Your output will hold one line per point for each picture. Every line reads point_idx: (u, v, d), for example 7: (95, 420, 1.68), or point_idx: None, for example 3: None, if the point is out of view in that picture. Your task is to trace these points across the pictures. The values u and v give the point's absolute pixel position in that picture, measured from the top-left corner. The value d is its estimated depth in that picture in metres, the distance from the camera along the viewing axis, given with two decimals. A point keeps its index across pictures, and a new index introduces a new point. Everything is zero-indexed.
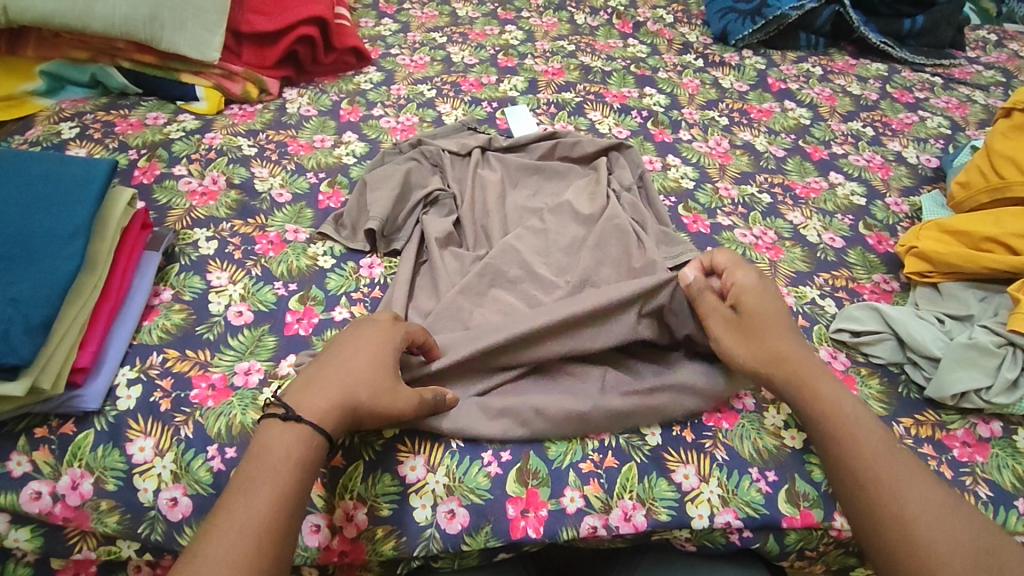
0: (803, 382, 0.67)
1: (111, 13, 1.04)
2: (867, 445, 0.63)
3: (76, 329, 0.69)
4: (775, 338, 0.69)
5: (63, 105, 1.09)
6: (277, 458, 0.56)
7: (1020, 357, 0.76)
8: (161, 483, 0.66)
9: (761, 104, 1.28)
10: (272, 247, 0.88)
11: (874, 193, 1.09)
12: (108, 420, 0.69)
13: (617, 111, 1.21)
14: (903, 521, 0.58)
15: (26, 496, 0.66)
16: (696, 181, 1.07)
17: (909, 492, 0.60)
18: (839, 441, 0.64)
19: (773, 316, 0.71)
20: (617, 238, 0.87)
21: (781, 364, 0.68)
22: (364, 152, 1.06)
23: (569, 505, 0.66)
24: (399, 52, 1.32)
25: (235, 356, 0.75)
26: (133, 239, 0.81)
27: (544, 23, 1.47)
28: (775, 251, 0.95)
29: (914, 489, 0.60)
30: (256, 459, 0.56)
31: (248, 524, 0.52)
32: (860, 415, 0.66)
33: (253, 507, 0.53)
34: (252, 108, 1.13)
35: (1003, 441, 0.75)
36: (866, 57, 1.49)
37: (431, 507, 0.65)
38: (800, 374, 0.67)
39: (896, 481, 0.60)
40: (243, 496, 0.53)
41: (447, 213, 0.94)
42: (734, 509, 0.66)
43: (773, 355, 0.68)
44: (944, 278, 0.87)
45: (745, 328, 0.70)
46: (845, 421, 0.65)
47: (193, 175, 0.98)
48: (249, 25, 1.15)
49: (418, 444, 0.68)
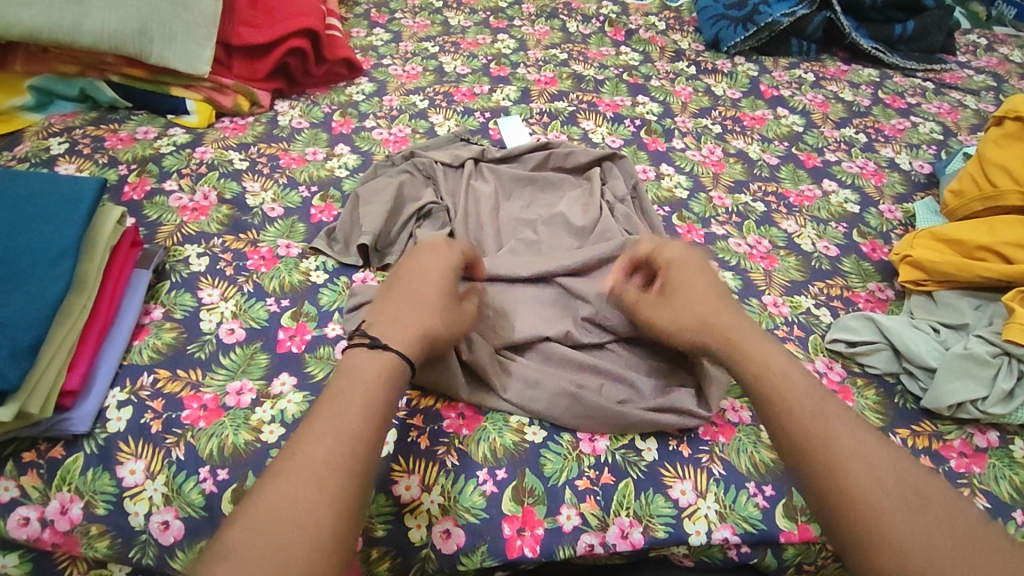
0: (731, 339, 0.67)
1: (100, 28, 1.03)
2: (800, 399, 0.61)
3: (64, 351, 0.68)
4: (701, 299, 0.69)
5: (53, 121, 1.08)
6: (328, 413, 0.56)
7: (1015, 366, 0.76)
8: (152, 506, 0.65)
9: (754, 111, 1.28)
10: (264, 262, 0.87)
11: (868, 200, 1.09)
12: (98, 442, 0.68)
13: (610, 120, 1.21)
14: (837, 469, 0.56)
15: (14, 522, 0.65)
16: (690, 190, 1.07)
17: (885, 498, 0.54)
18: (769, 395, 0.62)
19: (695, 282, 0.71)
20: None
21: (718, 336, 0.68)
22: (356, 165, 1.05)
23: (565, 523, 0.65)
24: (392, 62, 1.31)
25: (227, 375, 0.74)
26: (122, 257, 0.80)
27: (536, 31, 1.47)
28: (770, 260, 0.95)
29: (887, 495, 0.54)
30: (305, 429, 0.55)
31: (294, 482, 0.51)
32: (791, 367, 0.64)
33: (299, 468, 0.52)
34: (244, 121, 1.13)
35: (1000, 451, 0.74)
36: (857, 63, 1.49)
37: (426, 527, 0.64)
38: (727, 333, 0.67)
39: (826, 429, 0.59)
40: (304, 464, 0.52)
41: (441, 226, 0.93)
42: (732, 525, 0.66)
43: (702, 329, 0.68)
44: (938, 287, 0.87)
45: (669, 295, 0.71)
46: (778, 377, 0.63)
47: (184, 190, 0.97)
48: (239, 37, 1.14)
49: (413, 463, 0.67)
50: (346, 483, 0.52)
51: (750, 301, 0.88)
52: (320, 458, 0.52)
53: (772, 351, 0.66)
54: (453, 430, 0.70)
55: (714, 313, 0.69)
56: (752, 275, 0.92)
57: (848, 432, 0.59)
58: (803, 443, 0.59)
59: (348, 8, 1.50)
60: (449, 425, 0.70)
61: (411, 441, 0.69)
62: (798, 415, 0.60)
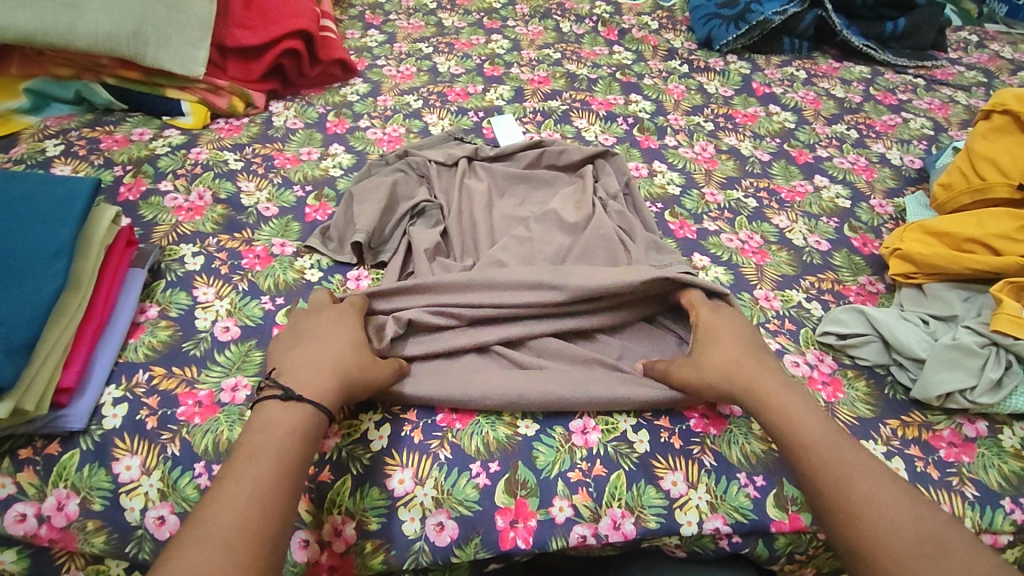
0: (756, 390, 0.68)
1: (94, 30, 1.04)
2: (821, 446, 0.63)
3: (59, 349, 0.69)
4: (732, 355, 0.71)
5: (49, 123, 1.08)
6: (237, 475, 0.57)
7: (1003, 356, 0.77)
8: (148, 502, 0.66)
9: (746, 108, 1.29)
10: (259, 261, 0.88)
11: (859, 195, 1.10)
12: (94, 439, 0.68)
13: (603, 118, 1.22)
14: (855, 516, 0.58)
15: (10, 518, 0.65)
16: (682, 187, 1.07)
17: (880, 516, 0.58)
18: (793, 440, 0.64)
19: (721, 341, 0.73)
20: (603, 249, 0.88)
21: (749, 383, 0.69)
22: (351, 165, 1.06)
23: (558, 514, 0.66)
24: (386, 63, 1.32)
25: (222, 372, 0.75)
26: (118, 257, 0.81)
27: (530, 31, 1.48)
28: (761, 255, 0.96)
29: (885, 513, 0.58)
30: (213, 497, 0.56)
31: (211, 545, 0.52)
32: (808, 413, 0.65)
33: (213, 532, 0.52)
34: (239, 122, 1.14)
35: (989, 441, 0.75)
36: (849, 60, 1.50)
37: (419, 520, 0.65)
38: (751, 387, 0.69)
39: (846, 476, 0.60)
40: (216, 527, 0.53)
41: (434, 224, 0.94)
42: (723, 515, 0.67)
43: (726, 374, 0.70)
44: (929, 280, 0.87)
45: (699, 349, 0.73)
46: (800, 424, 0.65)
47: (179, 191, 0.98)
48: (233, 39, 1.15)
49: (406, 457, 0.68)
50: (261, 546, 0.53)
51: (741, 295, 0.89)
52: (236, 521, 0.53)
53: (797, 399, 0.67)
54: (446, 424, 0.71)
55: (740, 368, 0.70)
56: (743, 270, 0.93)
57: (869, 479, 0.60)
58: (824, 489, 0.61)
59: (342, 10, 1.51)
60: (442, 420, 0.71)
61: (405, 435, 0.69)
62: (821, 459, 0.62)
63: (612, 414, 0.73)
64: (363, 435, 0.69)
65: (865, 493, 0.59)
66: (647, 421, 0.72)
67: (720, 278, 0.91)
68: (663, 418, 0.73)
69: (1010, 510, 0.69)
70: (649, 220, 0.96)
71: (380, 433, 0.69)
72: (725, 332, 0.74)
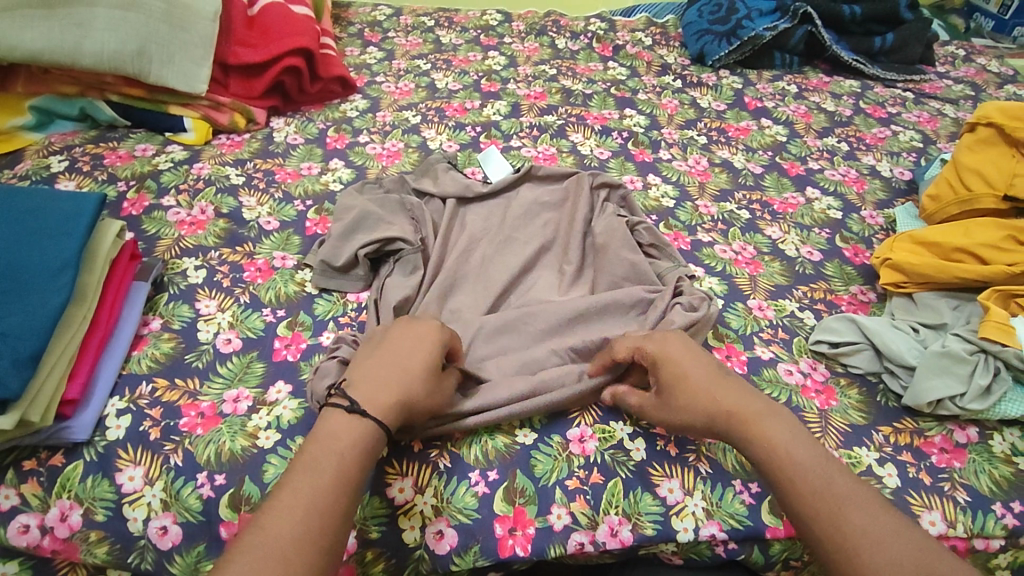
0: (746, 426, 0.63)
1: (100, 49, 1.06)
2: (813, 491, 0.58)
3: (65, 361, 0.70)
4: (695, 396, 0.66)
5: (53, 139, 1.10)
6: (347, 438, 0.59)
7: (992, 363, 0.78)
8: (151, 512, 0.67)
9: (739, 122, 1.32)
10: (260, 274, 0.89)
11: (850, 206, 1.12)
12: (98, 450, 0.69)
13: (598, 132, 1.24)
14: (833, 524, 0.56)
15: (14, 529, 0.66)
16: (676, 200, 1.09)
17: (854, 517, 0.55)
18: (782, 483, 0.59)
19: (704, 364, 0.69)
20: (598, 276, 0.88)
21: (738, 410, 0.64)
22: (350, 179, 1.08)
23: (556, 522, 0.66)
24: (385, 80, 1.35)
25: (224, 384, 0.76)
26: (121, 270, 0.82)
27: (526, 48, 1.51)
28: (755, 265, 0.98)
29: (862, 514, 0.56)
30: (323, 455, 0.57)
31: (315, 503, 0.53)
32: (784, 433, 0.62)
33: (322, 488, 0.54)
34: (240, 138, 1.16)
35: (980, 446, 0.76)
36: (839, 74, 1.53)
37: (419, 528, 0.66)
38: (740, 416, 0.64)
39: (809, 481, 0.58)
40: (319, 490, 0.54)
41: (411, 269, 0.87)
42: (718, 521, 0.67)
43: (704, 407, 0.65)
44: (918, 288, 0.89)
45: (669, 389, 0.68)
46: (793, 467, 0.59)
47: (182, 206, 0.99)
48: (235, 57, 1.17)
49: (406, 466, 0.69)
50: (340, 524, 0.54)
51: (735, 305, 0.90)
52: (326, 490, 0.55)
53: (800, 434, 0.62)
54: (446, 433, 0.72)
55: (726, 402, 0.65)
56: (737, 280, 0.95)
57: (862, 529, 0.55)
58: (794, 494, 0.58)
59: (342, 28, 1.54)
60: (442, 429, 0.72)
61: (404, 445, 0.70)
62: (811, 504, 0.57)
63: (608, 422, 0.74)
64: None
65: (857, 544, 0.54)
66: (644, 429, 0.73)
67: (714, 289, 0.93)
68: (659, 425, 0.74)
69: (1001, 515, 0.70)
70: (648, 235, 0.93)
71: None
72: (689, 357, 0.69)
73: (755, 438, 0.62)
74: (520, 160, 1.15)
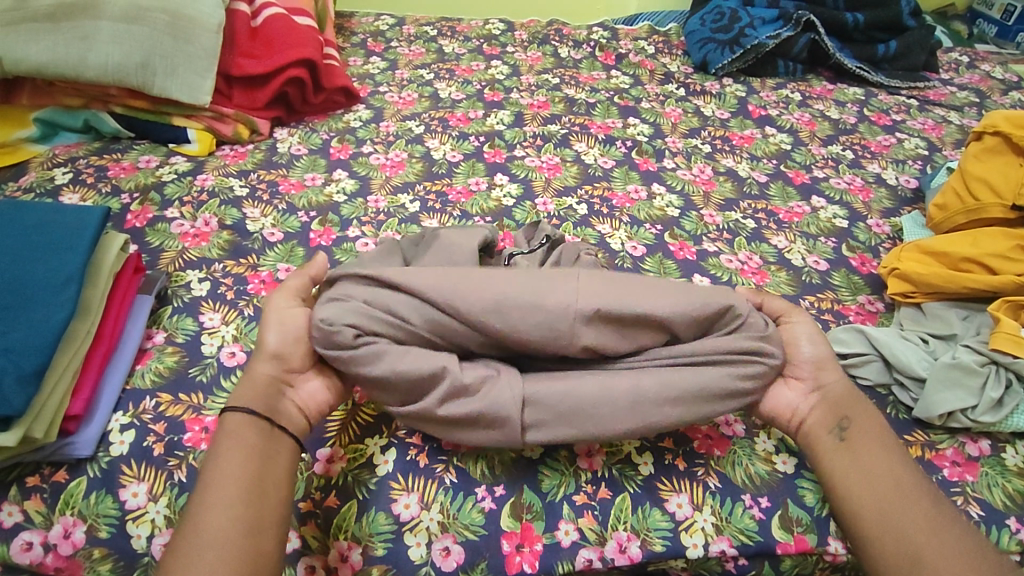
0: (850, 408, 0.70)
1: (104, 62, 1.06)
2: (896, 477, 0.63)
3: (68, 376, 0.70)
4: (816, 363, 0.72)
5: (57, 151, 1.10)
6: (236, 435, 0.63)
7: (1004, 375, 0.77)
8: (155, 529, 0.66)
9: (742, 131, 1.31)
10: (264, 286, 0.89)
11: (856, 215, 1.11)
12: (101, 466, 0.69)
13: (602, 141, 1.24)
14: (895, 513, 0.61)
15: (17, 547, 0.66)
16: (681, 209, 1.09)
17: (915, 513, 0.61)
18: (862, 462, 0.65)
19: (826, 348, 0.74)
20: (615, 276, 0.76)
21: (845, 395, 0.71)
22: (354, 190, 1.08)
23: (564, 538, 0.66)
24: (388, 89, 1.35)
25: (228, 398, 0.75)
26: (125, 283, 0.82)
27: (529, 57, 1.51)
28: (761, 275, 0.97)
29: (923, 513, 0.61)
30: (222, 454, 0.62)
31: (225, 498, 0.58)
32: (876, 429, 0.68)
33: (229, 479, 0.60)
34: (244, 149, 1.15)
35: (993, 459, 0.75)
36: (843, 82, 1.53)
37: (425, 545, 0.65)
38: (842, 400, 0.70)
39: (885, 471, 0.64)
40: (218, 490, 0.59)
41: None
42: (728, 537, 0.67)
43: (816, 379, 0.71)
44: (926, 298, 0.89)
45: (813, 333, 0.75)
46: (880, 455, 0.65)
47: (185, 218, 0.99)
48: (239, 68, 1.17)
49: (411, 482, 0.68)
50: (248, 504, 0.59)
51: None
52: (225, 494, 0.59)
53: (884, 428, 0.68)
54: (452, 448, 0.71)
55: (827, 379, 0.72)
56: (743, 291, 0.94)
57: (939, 521, 0.60)
58: (870, 478, 0.64)
59: (345, 38, 1.54)
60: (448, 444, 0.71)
61: (410, 459, 0.70)
62: (879, 495, 0.62)
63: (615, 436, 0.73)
64: (368, 459, 0.70)
65: (915, 538, 0.59)
66: (652, 442, 0.73)
67: None
68: (667, 439, 0.73)
69: (1016, 530, 0.69)
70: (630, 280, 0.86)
71: (385, 458, 0.70)
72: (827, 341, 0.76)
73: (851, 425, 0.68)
74: (524, 169, 1.15)
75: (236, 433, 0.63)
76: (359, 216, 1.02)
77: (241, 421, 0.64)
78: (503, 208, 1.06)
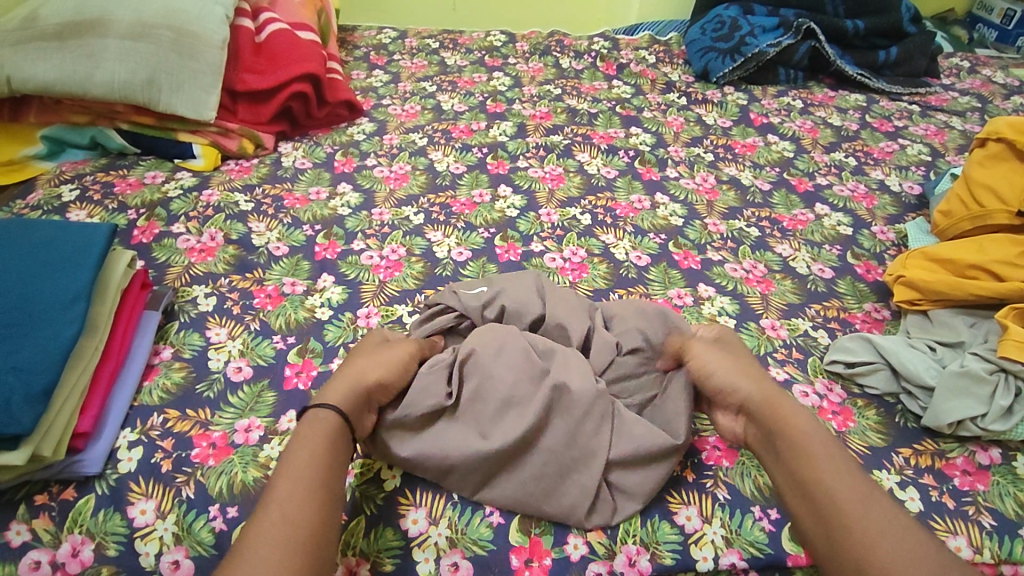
0: (781, 413, 0.67)
1: (111, 79, 1.08)
2: (829, 479, 0.60)
3: (77, 394, 0.70)
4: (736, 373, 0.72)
5: (64, 168, 1.11)
6: (314, 432, 0.62)
7: (1012, 383, 0.77)
8: (163, 546, 0.66)
9: (744, 139, 1.32)
10: (270, 300, 0.89)
11: (860, 222, 1.11)
12: (110, 483, 0.69)
13: (605, 151, 1.24)
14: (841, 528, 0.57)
15: (24, 567, 0.64)
16: (685, 218, 1.09)
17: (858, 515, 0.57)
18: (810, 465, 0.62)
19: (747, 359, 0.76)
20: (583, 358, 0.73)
21: (767, 396, 0.69)
22: (358, 203, 1.08)
23: (573, 552, 0.65)
24: (391, 102, 1.36)
25: (235, 414, 0.76)
26: (133, 299, 0.82)
27: (531, 68, 1.52)
28: (766, 284, 0.97)
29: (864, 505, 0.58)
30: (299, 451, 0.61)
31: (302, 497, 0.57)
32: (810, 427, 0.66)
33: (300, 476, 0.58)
34: (249, 163, 1.16)
35: (1004, 468, 0.75)
36: (844, 89, 1.53)
37: (434, 560, 0.64)
38: (773, 401, 0.69)
39: (822, 483, 0.60)
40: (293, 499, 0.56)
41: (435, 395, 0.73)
42: (738, 550, 0.66)
43: (762, 389, 0.70)
44: (933, 306, 0.88)
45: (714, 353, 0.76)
46: (823, 479, 0.61)
47: (191, 233, 0.99)
48: (243, 83, 1.18)
49: (420, 497, 0.68)
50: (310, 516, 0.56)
51: (748, 325, 0.90)
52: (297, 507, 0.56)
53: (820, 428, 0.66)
54: None
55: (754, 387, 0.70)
56: (748, 299, 0.94)
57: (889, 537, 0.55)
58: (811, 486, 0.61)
59: (348, 52, 1.55)
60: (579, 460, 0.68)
61: (418, 475, 0.70)
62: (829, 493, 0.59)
63: None
64: (376, 474, 0.70)
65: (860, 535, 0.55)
66: None
67: (726, 308, 0.92)
68: None
69: None
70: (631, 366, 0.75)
71: (393, 472, 0.70)
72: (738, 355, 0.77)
73: (784, 428, 0.66)
74: (527, 180, 1.15)
75: (318, 438, 0.62)
76: (364, 229, 1.03)
77: (321, 421, 0.63)
78: (507, 220, 1.06)
